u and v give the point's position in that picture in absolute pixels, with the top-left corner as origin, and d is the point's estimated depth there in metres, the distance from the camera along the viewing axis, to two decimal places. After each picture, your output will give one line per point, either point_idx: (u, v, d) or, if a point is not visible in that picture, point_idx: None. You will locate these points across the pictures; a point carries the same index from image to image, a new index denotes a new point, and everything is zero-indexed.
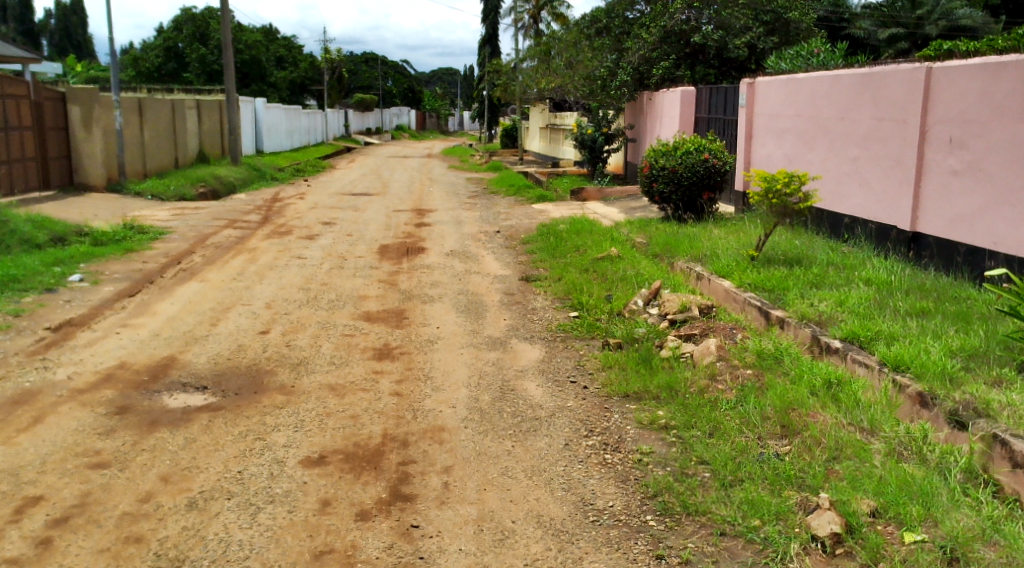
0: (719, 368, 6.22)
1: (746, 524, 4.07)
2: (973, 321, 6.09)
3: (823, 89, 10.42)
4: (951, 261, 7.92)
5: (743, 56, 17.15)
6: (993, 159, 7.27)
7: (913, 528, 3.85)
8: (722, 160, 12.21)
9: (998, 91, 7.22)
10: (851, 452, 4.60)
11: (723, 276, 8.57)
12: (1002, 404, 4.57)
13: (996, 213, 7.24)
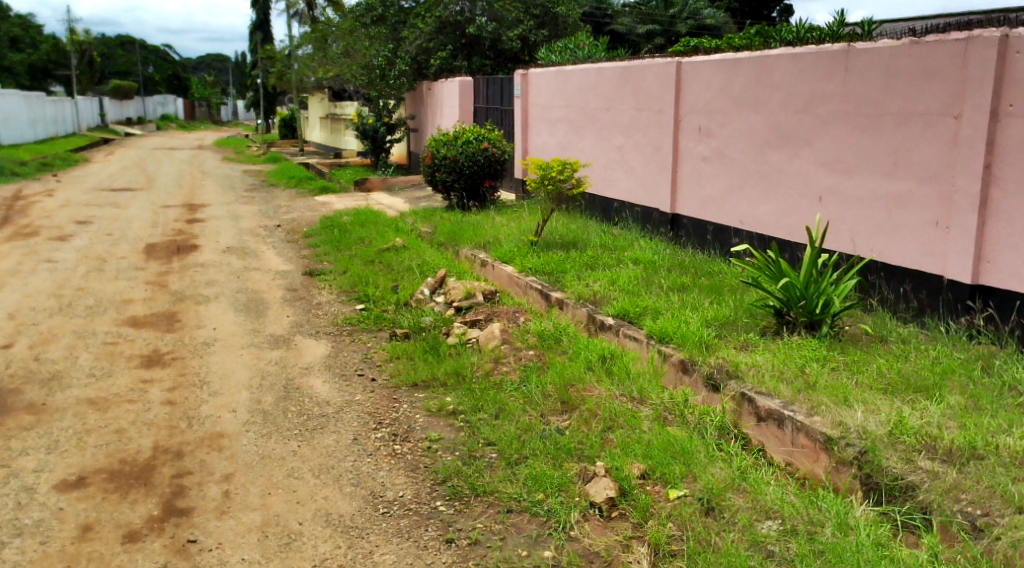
0: (503, 351, 6.43)
1: (531, 498, 4.24)
2: (724, 293, 6.75)
3: (589, 81, 11.00)
4: (704, 241, 8.72)
5: (516, 49, 17.66)
6: (735, 146, 8.06)
7: (676, 485, 4.21)
8: (501, 149, 12.53)
9: (735, 84, 8.01)
10: (623, 420, 4.94)
11: (505, 261, 8.83)
12: (748, 365, 5.12)
13: (740, 194, 8.03)
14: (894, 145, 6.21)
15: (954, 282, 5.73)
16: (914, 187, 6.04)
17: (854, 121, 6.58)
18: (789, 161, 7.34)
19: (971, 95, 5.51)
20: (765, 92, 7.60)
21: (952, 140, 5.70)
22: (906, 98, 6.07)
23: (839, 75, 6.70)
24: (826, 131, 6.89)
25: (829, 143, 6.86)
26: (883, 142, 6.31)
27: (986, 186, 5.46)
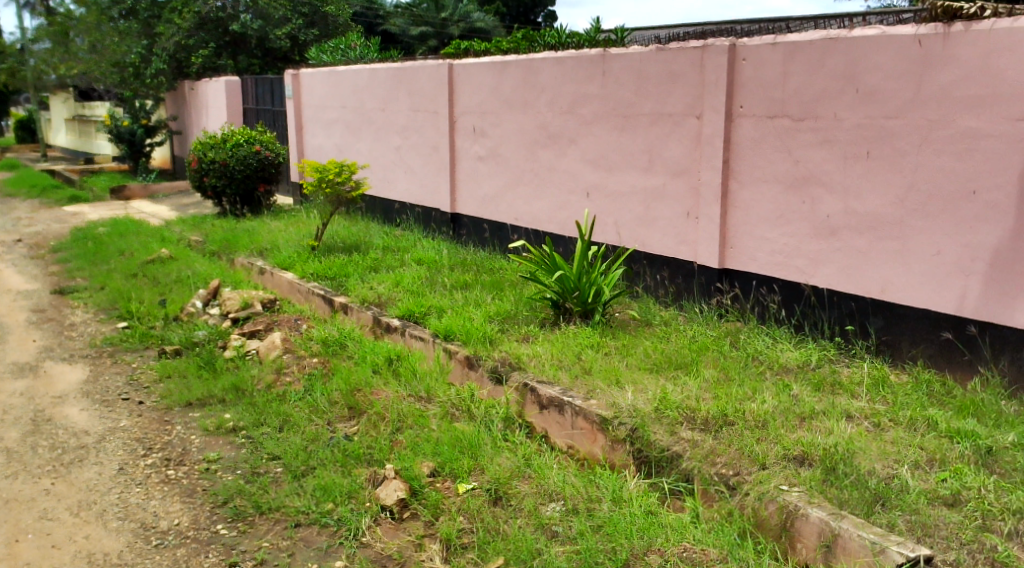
0: (286, 361, 6.19)
1: (319, 510, 4.13)
2: (504, 288, 6.96)
3: (363, 82, 10.89)
4: (483, 238, 8.95)
5: (286, 48, 17.05)
6: (508, 145, 8.35)
7: (464, 478, 4.29)
8: (275, 152, 12.02)
9: (505, 86, 8.29)
10: (411, 420, 4.95)
11: (283, 268, 8.51)
12: (529, 356, 5.32)
13: (515, 192, 8.32)
14: (648, 143, 6.72)
15: (705, 267, 6.31)
16: (667, 181, 6.57)
17: (613, 121, 7.04)
18: (558, 159, 7.71)
19: (709, 97, 6.09)
20: (532, 93, 7.93)
21: (696, 139, 6.27)
22: (656, 100, 6.59)
23: (597, 78, 7.15)
24: (589, 130, 7.31)
25: (592, 142, 7.29)
26: (638, 140, 6.80)
27: (726, 179, 6.08)
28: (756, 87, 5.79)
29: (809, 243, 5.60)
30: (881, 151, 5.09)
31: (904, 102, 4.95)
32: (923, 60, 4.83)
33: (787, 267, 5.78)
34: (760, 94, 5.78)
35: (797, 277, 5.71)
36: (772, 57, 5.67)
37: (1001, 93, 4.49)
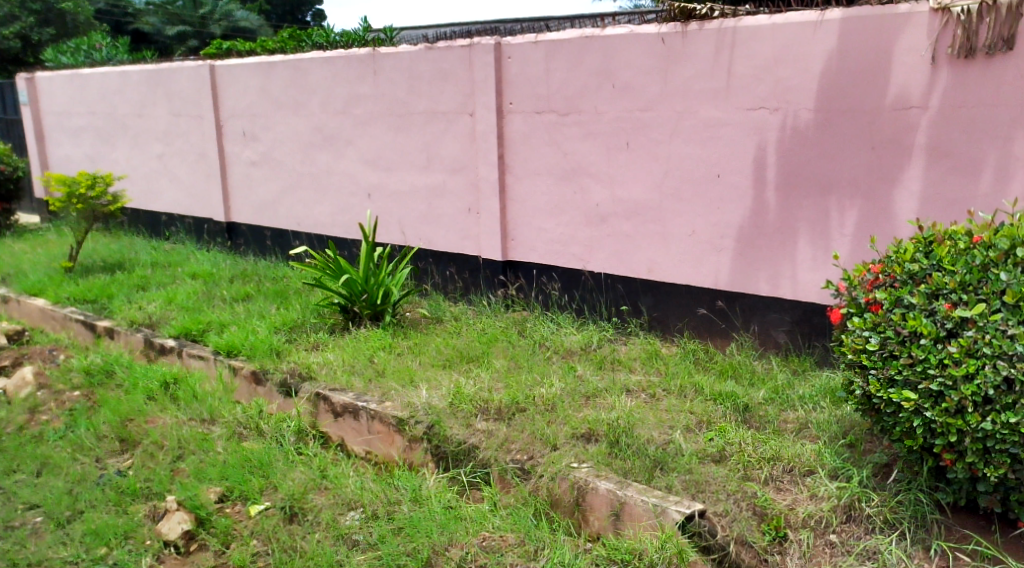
0: (41, 398, 5.55)
1: (91, 557, 3.75)
2: (289, 296, 6.71)
3: (113, 86, 10.01)
4: (263, 247, 8.58)
5: (16, 49, 15.40)
6: (282, 149, 8.05)
7: (256, 500, 4.09)
8: (11, 165, 10.76)
9: (273, 87, 7.98)
10: (194, 446, 4.63)
11: (32, 294, 7.64)
12: (320, 364, 5.17)
13: (293, 196, 8.05)
14: (424, 141, 6.75)
15: (489, 260, 6.46)
16: (446, 178, 6.65)
17: (387, 120, 7.00)
18: (335, 161, 7.55)
19: (479, 95, 6.23)
20: (302, 94, 7.69)
21: (470, 135, 6.39)
22: (428, 98, 6.63)
23: (368, 78, 7.07)
24: (364, 131, 7.22)
25: (369, 142, 7.21)
26: (415, 139, 6.82)
27: (502, 174, 6.26)
28: (523, 83, 6.01)
29: (582, 230, 5.90)
30: (639, 142, 5.47)
31: (654, 95, 5.35)
32: (668, 56, 5.25)
33: (564, 256, 6.05)
34: (527, 91, 6.00)
35: (574, 264, 6.01)
36: (535, 55, 5.91)
37: (735, 85, 4.99)
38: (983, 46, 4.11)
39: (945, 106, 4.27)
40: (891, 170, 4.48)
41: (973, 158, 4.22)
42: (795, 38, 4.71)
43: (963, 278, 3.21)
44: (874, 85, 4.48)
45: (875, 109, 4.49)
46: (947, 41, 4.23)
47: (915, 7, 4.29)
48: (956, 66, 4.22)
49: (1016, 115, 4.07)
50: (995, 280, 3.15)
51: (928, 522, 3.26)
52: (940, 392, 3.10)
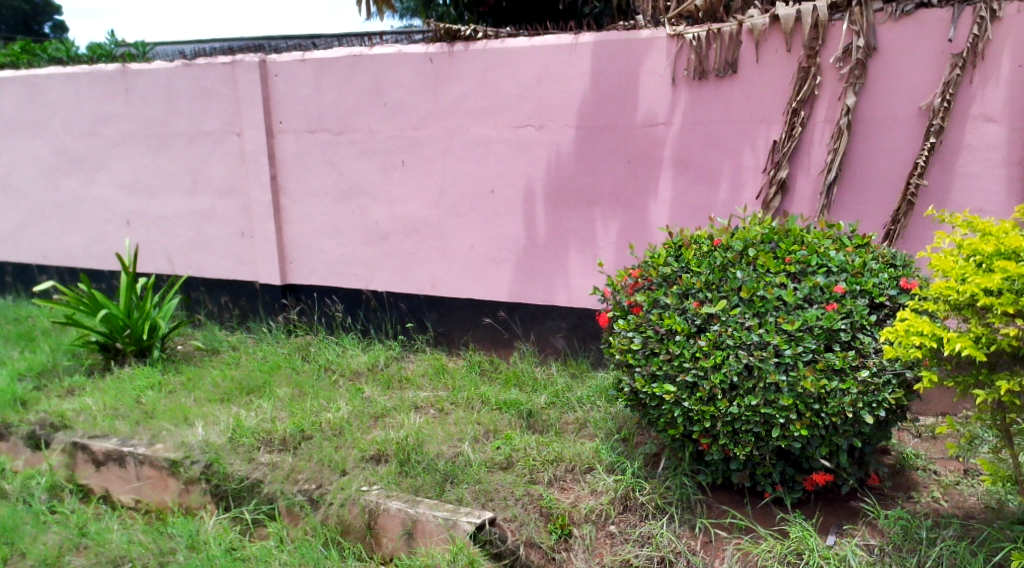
0: None
1: None
2: (36, 338, 6.03)
3: None
4: (4, 284, 7.66)
5: None
6: (19, 174, 7.24)
7: None
8: None
9: (5, 106, 7.17)
10: None
11: None
12: (76, 411, 4.69)
13: (37, 226, 7.27)
14: (187, 163, 6.36)
15: (266, 285, 6.22)
16: (214, 202, 6.31)
17: (144, 141, 6.52)
18: (85, 187, 6.91)
19: (246, 114, 5.99)
20: (41, 114, 6.98)
21: (238, 156, 6.12)
22: (189, 118, 6.27)
23: (120, 95, 6.56)
24: (118, 153, 6.68)
25: (123, 165, 6.67)
26: (176, 161, 6.41)
27: (275, 195, 6.06)
28: (292, 102, 5.86)
29: (363, 250, 5.84)
30: (414, 159, 5.52)
31: (426, 114, 5.43)
32: (437, 75, 5.35)
33: (345, 276, 5.96)
34: (297, 109, 5.86)
35: (356, 284, 5.93)
36: (303, 73, 5.79)
37: (502, 104, 5.19)
38: (713, 70, 4.59)
39: (686, 123, 4.71)
40: (644, 182, 4.86)
41: (711, 170, 4.69)
42: (554, 59, 4.99)
43: (707, 278, 3.56)
44: (624, 104, 4.85)
45: (627, 126, 4.86)
46: (683, 64, 4.67)
47: (655, 33, 4.71)
48: (692, 87, 4.67)
49: (743, 131, 4.58)
50: (733, 278, 3.53)
51: (693, 503, 3.56)
52: (694, 383, 3.39)
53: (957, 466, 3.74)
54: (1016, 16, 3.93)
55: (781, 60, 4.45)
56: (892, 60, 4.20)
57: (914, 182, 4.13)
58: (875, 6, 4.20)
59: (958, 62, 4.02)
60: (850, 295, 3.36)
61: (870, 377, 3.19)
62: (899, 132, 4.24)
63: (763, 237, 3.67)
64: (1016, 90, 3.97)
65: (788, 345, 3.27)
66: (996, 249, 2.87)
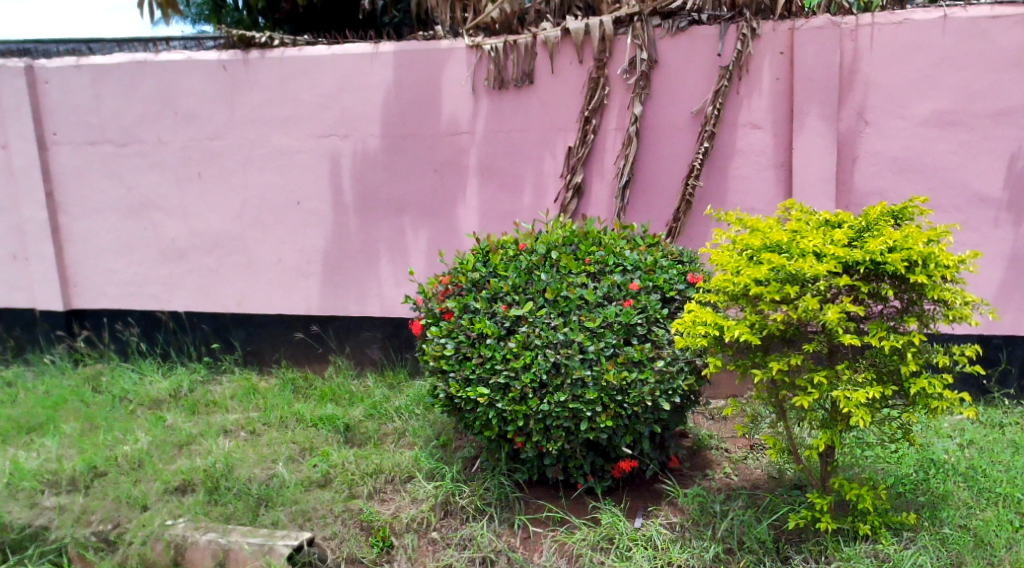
0: None
1: None
2: None
3: None
4: None
5: None
6: None
7: None
8: None
9: None
10: None
11: None
12: None
13: None
14: None
15: (47, 311, 5.67)
16: None
17: None
18: None
19: (13, 125, 5.44)
20: None
21: (6, 171, 5.54)
22: None
23: None
24: None
25: None
26: None
27: (53, 213, 5.55)
28: (68, 112, 5.40)
29: (158, 268, 5.48)
30: (211, 172, 5.26)
31: (222, 124, 5.19)
32: (230, 83, 5.14)
33: (140, 297, 5.55)
34: (74, 119, 5.41)
35: (153, 305, 5.54)
36: (79, 81, 5.36)
37: (302, 113, 5.07)
38: (511, 80, 4.74)
39: (488, 132, 4.83)
40: (451, 190, 4.93)
41: (514, 176, 4.83)
42: (354, 68, 4.95)
43: (514, 281, 3.67)
44: (427, 114, 4.90)
45: (431, 135, 4.91)
46: (483, 74, 4.79)
47: (454, 44, 4.82)
48: (492, 96, 4.80)
49: (542, 139, 4.77)
50: (539, 280, 3.67)
51: (511, 501, 3.65)
52: (506, 384, 3.48)
53: (744, 442, 4.11)
54: (772, 34, 4.36)
55: (573, 71, 4.68)
56: (671, 72, 4.55)
57: (690, 184, 4.49)
58: (654, 22, 4.52)
59: (725, 75, 4.41)
60: (645, 291, 3.59)
61: (665, 367, 3.42)
62: (681, 138, 4.59)
63: (565, 239, 3.83)
64: (776, 100, 4.41)
65: (591, 342, 3.44)
66: (763, 243, 3.18)
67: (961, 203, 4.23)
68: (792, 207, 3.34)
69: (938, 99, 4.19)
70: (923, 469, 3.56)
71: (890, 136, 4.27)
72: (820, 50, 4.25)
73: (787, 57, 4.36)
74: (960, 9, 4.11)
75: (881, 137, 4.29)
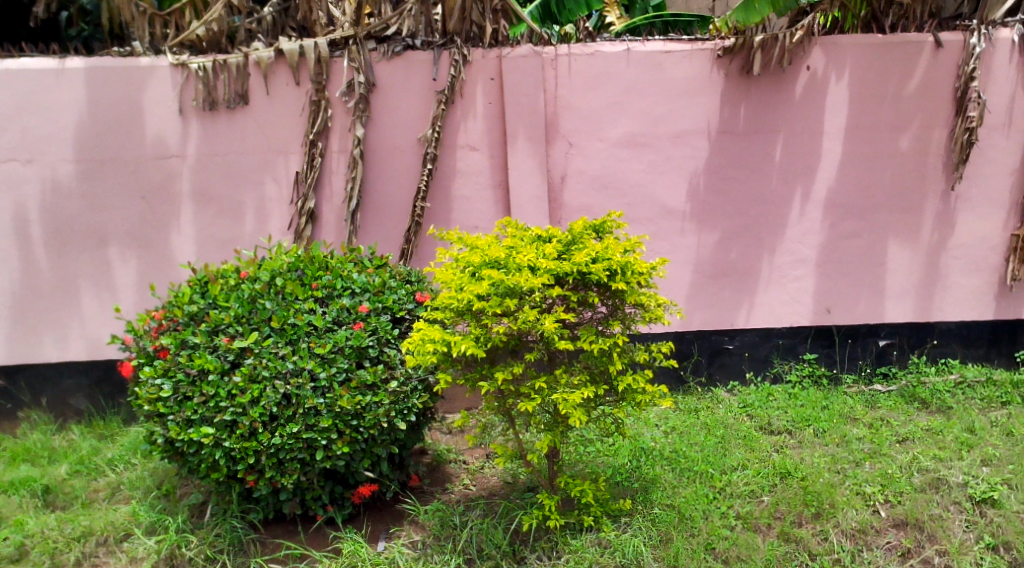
0: None
1: None
2: None
3: None
4: None
5: None
6: None
7: None
8: None
9: None
10: None
11: None
12: None
13: None
14: None
15: None
16: None
17: None
18: None
19: None
20: None
21: None
22: None
23: None
24: None
25: None
26: None
27: None
28: None
29: None
30: None
31: None
32: None
33: None
34: None
35: None
36: None
37: None
38: (223, 101, 4.52)
39: (200, 155, 4.57)
40: (162, 218, 4.59)
41: (233, 201, 4.61)
42: (37, 85, 4.46)
43: (236, 312, 3.49)
44: (129, 136, 4.52)
45: (135, 158, 4.54)
46: (191, 95, 4.53)
47: (155, 61, 4.50)
48: (203, 118, 4.55)
49: (261, 162, 4.60)
50: (263, 309, 3.51)
51: (246, 544, 3.47)
52: (233, 421, 3.31)
53: (480, 452, 4.25)
54: (481, 60, 4.59)
55: (290, 92, 4.56)
56: (389, 96, 4.61)
57: (419, 205, 4.58)
58: (369, 46, 4.56)
59: (441, 99, 4.56)
60: (374, 313, 3.58)
61: (399, 387, 3.43)
62: (403, 160, 4.66)
63: (289, 265, 3.71)
64: (490, 123, 4.64)
65: (322, 368, 3.37)
66: (482, 259, 3.33)
67: (653, 215, 4.75)
68: (508, 224, 3.52)
69: (628, 123, 4.66)
70: (636, 458, 3.93)
71: (591, 156, 4.68)
72: (524, 77, 4.56)
73: (497, 83, 4.61)
74: (640, 44, 4.61)
75: (583, 157, 4.68)
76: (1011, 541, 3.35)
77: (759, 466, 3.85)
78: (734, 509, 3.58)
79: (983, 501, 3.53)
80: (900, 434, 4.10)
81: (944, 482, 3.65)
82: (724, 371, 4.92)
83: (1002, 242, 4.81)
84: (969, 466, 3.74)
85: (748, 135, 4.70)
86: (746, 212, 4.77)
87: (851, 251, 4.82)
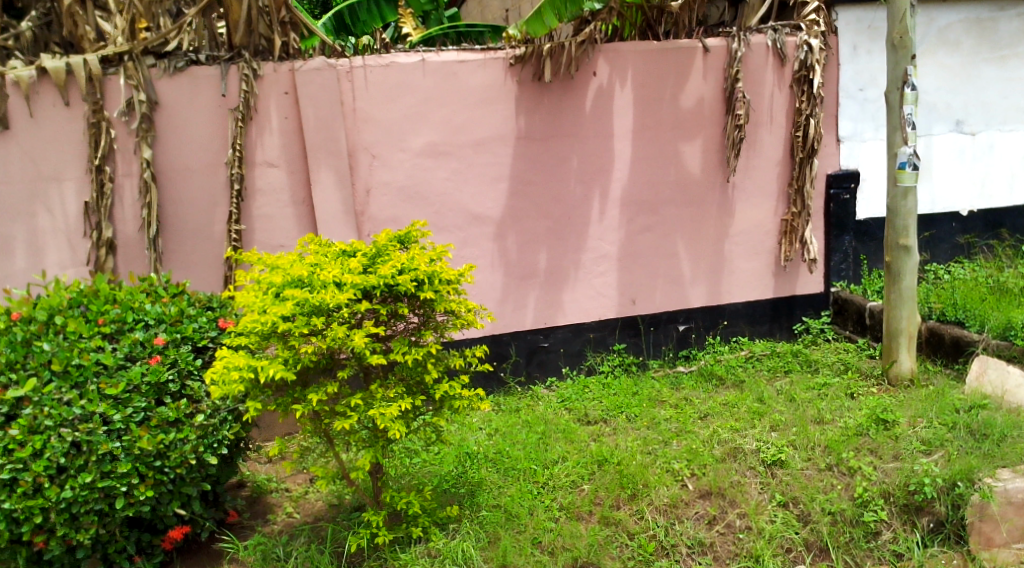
0: None
1: None
2: None
3: None
4: None
5: None
6: None
7: None
8: None
9: None
10: None
11: None
12: None
13: None
14: None
15: None
16: None
17: None
18: None
19: None
20: None
21: None
22: None
23: None
24: None
25: None
26: None
27: None
28: None
29: None
30: None
31: None
32: None
33: None
34: None
35: None
36: None
37: None
38: None
39: None
40: None
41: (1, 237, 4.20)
42: None
43: (8, 358, 3.14)
44: None
45: None
46: None
47: None
48: None
49: (29, 191, 4.21)
50: (40, 351, 3.19)
51: None
52: (13, 479, 2.97)
53: (303, 478, 4.12)
54: (273, 74, 4.44)
55: (59, 114, 4.19)
56: (174, 114, 4.35)
57: (234, 230, 4.41)
58: (148, 61, 4.29)
59: (235, 116, 4.37)
60: (172, 345, 3.38)
61: (206, 421, 3.28)
62: (196, 182, 4.42)
63: (70, 302, 3.41)
64: (287, 139, 4.51)
65: (115, 410, 3.12)
66: (285, 278, 3.24)
67: (461, 223, 4.81)
68: (311, 242, 3.44)
69: (429, 133, 4.68)
70: (460, 464, 3.96)
71: (394, 168, 4.65)
72: (319, 91, 4.46)
73: (292, 97, 4.47)
74: (434, 54, 4.64)
75: (387, 169, 4.64)
76: (797, 496, 3.67)
77: (577, 456, 4.00)
78: (556, 501, 3.70)
79: (773, 463, 3.86)
80: (702, 411, 4.41)
81: (740, 450, 3.96)
82: (542, 369, 5.07)
83: (775, 227, 5.32)
84: (760, 433, 4.09)
85: (545, 140, 4.88)
86: (550, 214, 4.94)
87: (646, 245, 5.12)
